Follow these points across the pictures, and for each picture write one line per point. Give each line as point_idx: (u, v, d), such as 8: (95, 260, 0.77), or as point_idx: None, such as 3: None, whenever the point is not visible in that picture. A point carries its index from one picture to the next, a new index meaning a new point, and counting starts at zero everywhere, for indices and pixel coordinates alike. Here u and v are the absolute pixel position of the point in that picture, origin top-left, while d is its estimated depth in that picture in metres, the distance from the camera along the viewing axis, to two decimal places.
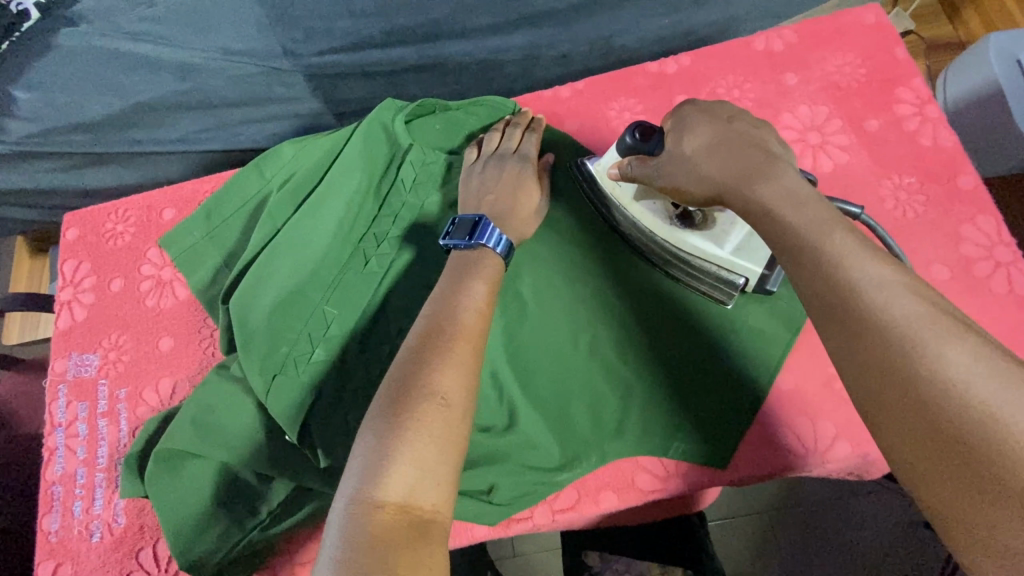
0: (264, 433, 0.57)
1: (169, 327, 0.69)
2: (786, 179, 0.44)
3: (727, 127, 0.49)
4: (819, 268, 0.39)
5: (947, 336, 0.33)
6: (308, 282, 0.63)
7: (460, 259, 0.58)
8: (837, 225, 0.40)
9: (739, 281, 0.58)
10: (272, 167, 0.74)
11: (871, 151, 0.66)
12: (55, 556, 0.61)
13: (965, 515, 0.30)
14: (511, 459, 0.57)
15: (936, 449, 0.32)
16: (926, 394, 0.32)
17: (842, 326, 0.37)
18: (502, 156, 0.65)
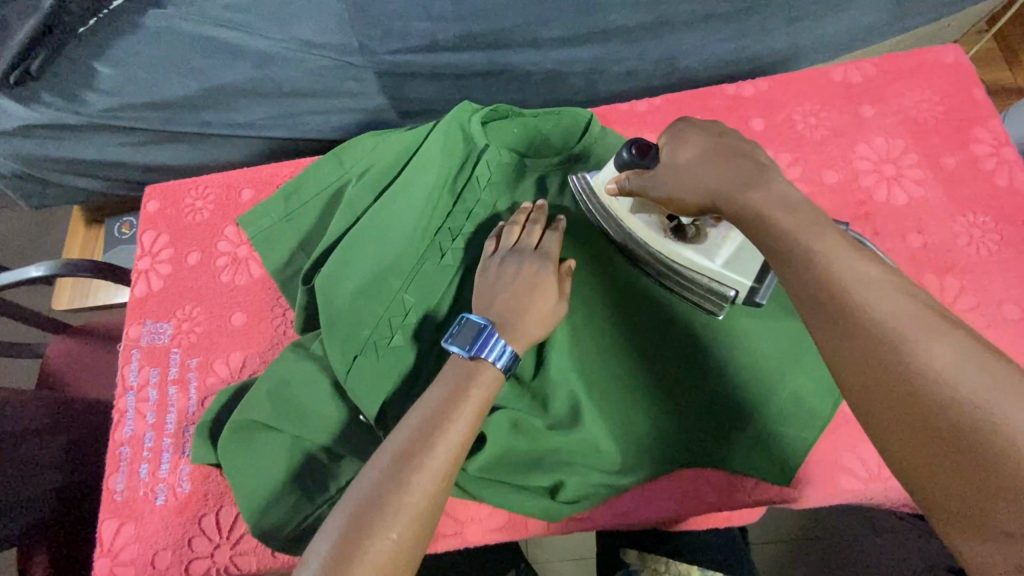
0: (338, 413, 0.59)
1: (243, 303, 0.71)
2: (774, 185, 0.45)
3: (718, 139, 0.49)
4: (809, 265, 0.40)
5: (934, 331, 0.35)
6: (388, 270, 0.65)
7: (458, 382, 0.53)
8: (826, 225, 0.42)
9: (728, 293, 0.58)
10: (350, 157, 0.76)
11: (947, 188, 0.66)
12: (119, 515, 0.63)
13: (955, 501, 0.32)
14: (569, 456, 0.58)
15: (927, 437, 0.33)
16: (916, 384, 0.34)
17: (833, 320, 0.38)
18: (521, 253, 0.62)
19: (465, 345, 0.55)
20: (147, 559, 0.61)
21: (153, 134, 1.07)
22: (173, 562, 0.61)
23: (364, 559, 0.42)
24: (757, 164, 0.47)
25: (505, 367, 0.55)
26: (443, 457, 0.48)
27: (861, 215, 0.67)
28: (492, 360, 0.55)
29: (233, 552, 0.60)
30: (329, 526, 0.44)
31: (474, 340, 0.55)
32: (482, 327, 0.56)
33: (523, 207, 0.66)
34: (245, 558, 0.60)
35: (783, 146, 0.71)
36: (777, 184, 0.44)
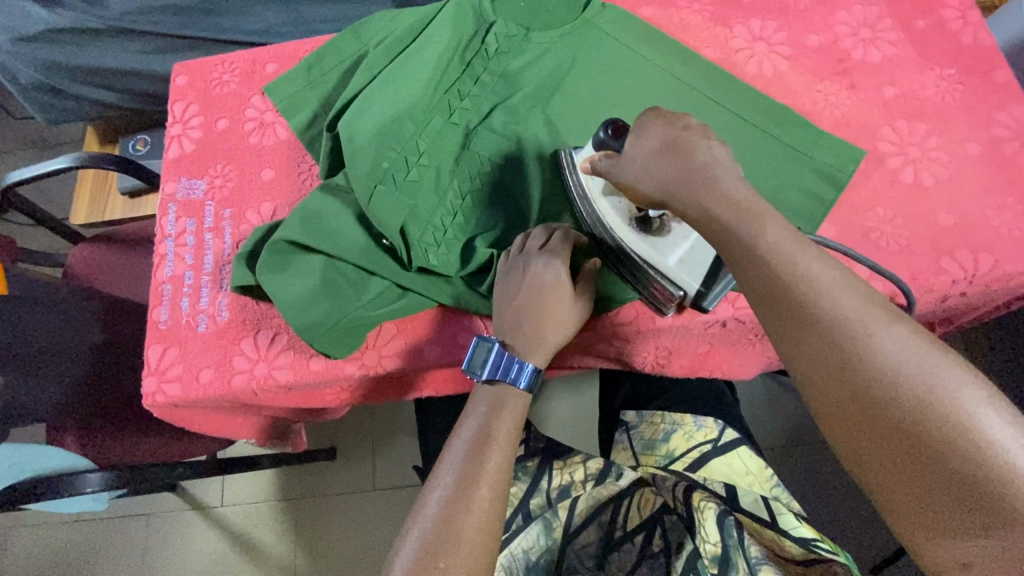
0: (365, 237, 0.65)
1: (271, 162, 0.76)
2: (722, 185, 0.48)
3: (679, 132, 0.50)
4: (776, 274, 0.45)
5: (884, 329, 0.43)
6: (402, 117, 0.70)
7: (497, 393, 0.63)
8: (780, 227, 0.47)
9: (676, 292, 0.61)
10: (368, 32, 0.81)
11: (917, 46, 0.73)
12: (164, 341, 0.69)
13: (908, 498, 0.40)
14: None
15: (882, 436, 0.41)
16: (870, 382, 0.42)
17: (797, 324, 0.45)
18: (529, 259, 0.63)
19: (481, 369, 0.63)
20: (192, 375, 0.67)
21: (170, 42, 1.11)
22: (215, 377, 0.67)
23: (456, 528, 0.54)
24: (708, 152, 0.49)
25: (527, 387, 0.64)
26: (507, 443, 0.60)
27: (840, 71, 0.73)
28: (516, 382, 0.63)
29: (270, 366, 0.66)
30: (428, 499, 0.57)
31: (489, 362, 0.63)
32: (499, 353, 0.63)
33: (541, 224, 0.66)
34: (281, 371, 0.66)
35: (769, 15, 0.77)
36: (729, 183, 0.48)
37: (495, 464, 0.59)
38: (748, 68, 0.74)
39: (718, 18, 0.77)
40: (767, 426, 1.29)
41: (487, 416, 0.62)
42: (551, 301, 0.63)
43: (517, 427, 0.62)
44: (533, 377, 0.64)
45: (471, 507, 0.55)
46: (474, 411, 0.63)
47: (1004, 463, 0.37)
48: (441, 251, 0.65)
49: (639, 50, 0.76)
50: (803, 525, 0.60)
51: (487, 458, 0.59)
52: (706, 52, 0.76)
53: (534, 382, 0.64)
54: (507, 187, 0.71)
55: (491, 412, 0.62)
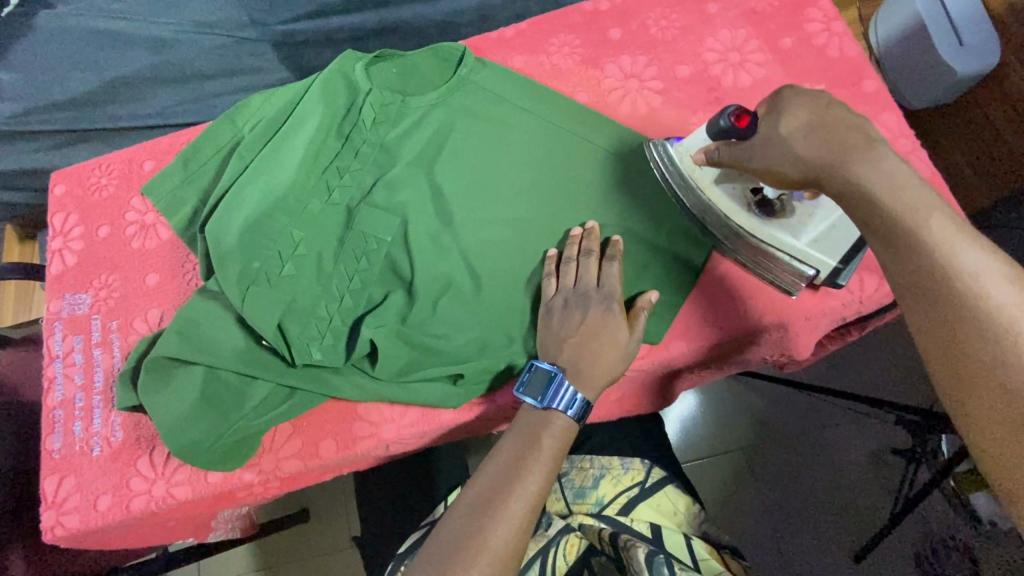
0: (244, 340, 0.63)
1: (155, 265, 0.75)
2: (886, 163, 0.45)
3: (824, 111, 0.49)
4: (917, 250, 0.43)
5: None
6: (274, 207, 0.68)
7: (535, 424, 0.62)
8: (935, 209, 0.43)
9: (810, 272, 0.64)
10: (243, 116, 0.79)
11: (786, 65, 0.73)
12: (59, 471, 0.66)
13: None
14: (452, 356, 0.65)
15: (1012, 431, 0.38)
16: (1011, 371, 0.38)
17: (933, 305, 0.42)
18: (586, 293, 0.66)
19: (537, 394, 0.63)
20: (89, 504, 0.65)
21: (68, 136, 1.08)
22: (114, 503, 0.64)
23: (474, 557, 0.53)
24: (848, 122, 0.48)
25: (574, 416, 0.63)
26: (536, 481, 0.58)
27: (712, 101, 0.73)
28: (565, 410, 0.62)
29: (169, 485, 0.64)
30: (450, 520, 0.56)
31: (546, 390, 0.62)
32: (553, 376, 0.63)
33: (573, 236, 0.69)
34: (180, 488, 0.64)
35: (640, 50, 0.76)
36: (886, 155, 0.45)
37: (522, 498, 0.57)
38: (622, 108, 0.75)
39: (589, 59, 0.77)
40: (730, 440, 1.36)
41: (522, 447, 0.61)
42: (608, 335, 0.64)
43: (562, 449, 0.62)
44: (581, 410, 0.63)
45: (501, 530, 0.55)
46: (508, 440, 0.62)
47: None
48: (328, 344, 0.64)
49: (514, 103, 0.75)
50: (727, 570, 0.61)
51: (524, 478, 0.58)
52: (582, 98, 0.76)
53: (584, 413, 0.63)
54: (394, 263, 0.69)
55: (525, 443, 0.61)
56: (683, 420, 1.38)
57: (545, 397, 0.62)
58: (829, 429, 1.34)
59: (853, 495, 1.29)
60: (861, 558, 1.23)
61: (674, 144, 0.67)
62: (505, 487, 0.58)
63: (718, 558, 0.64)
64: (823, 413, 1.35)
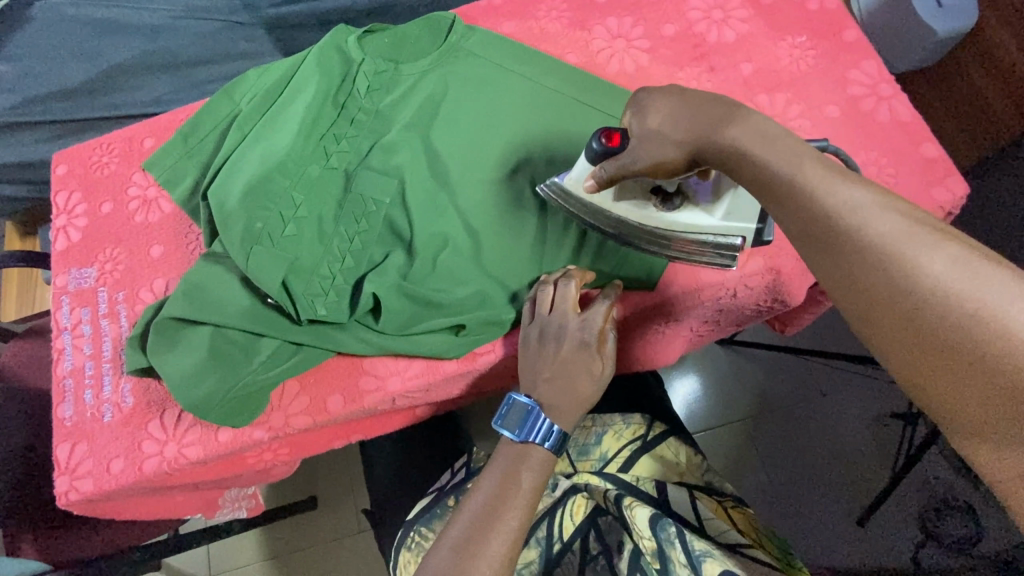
0: (249, 299, 0.64)
1: (159, 237, 0.76)
2: (753, 122, 0.49)
3: (682, 96, 0.52)
4: (803, 203, 0.45)
5: (930, 245, 0.40)
6: (274, 171, 0.69)
7: (516, 457, 0.63)
8: (808, 159, 0.46)
9: (737, 241, 0.61)
10: (240, 91, 0.81)
11: (767, 19, 0.75)
12: (71, 438, 0.67)
13: (968, 413, 0.38)
14: (452, 308, 0.67)
15: (934, 358, 0.39)
16: (916, 298, 0.39)
17: (826, 250, 0.44)
18: (562, 327, 0.65)
19: (515, 428, 0.64)
20: (102, 467, 0.66)
21: (64, 126, 1.06)
22: (127, 465, 0.66)
23: None
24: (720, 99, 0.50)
25: (551, 448, 0.64)
26: (518, 514, 0.59)
27: (698, 56, 0.75)
28: (541, 442, 0.63)
29: (181, 445, 0.66)
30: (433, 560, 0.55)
31: (524, 425, 0.64)
32: (530, 413, 0.64)
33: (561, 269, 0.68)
34: (191, 448, 0.66)
35: (625, 12, 0.78)
36: (756, 118, 0.48)
37: (504, 533, 0.57)
38: (610, 67, 0.77)
39: (576, 22, 0.79)
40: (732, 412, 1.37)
41: (503, 479, 0.61)
42: (582, 371, 0.65)
43: (542, 483, 0.62)
44: (558, 441, 0.64)
45: (484, 566, 0.54)
46: (490, 473, 0.62)
47: None
48: (332, 300, 0.65)
49: (505, 66, 0.77)
50: (731, 529, 0.62)
51: (503, 515, 0.58)
52: (571, 59, 0.77)
53: (562, 444, 0.65)
54: (393, 223, 0.70)
55: (506, 476, 0.61)
56: (686, 397, 1.39)
57: (524, 433, 0.63)
58: (829, 395, 1.35)
59: (854, 458, 1.31)
60: (864, 521, 1.24)
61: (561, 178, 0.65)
62: (487, 521, 0.58)
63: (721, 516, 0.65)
64: (822, 380, 1.37)
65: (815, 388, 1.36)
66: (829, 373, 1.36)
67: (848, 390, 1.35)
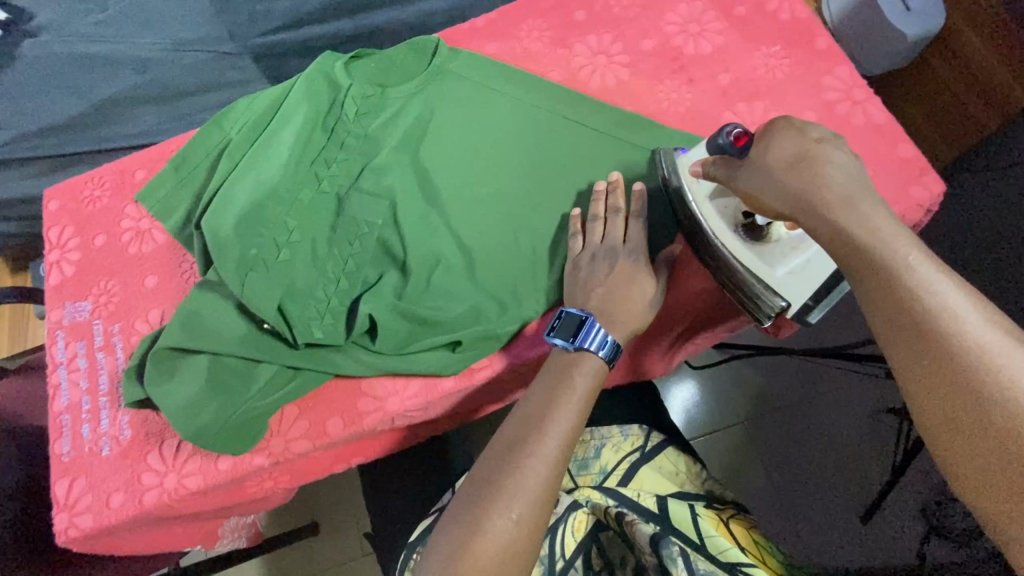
0: (246, 326, 0.65)
1: (153, 268, 0.77)
2: (862, 201, 0.49)
3: (810, 146, 0.53)
4: (891, 277, 0.45)
5: (1014, 351, 0.40)
6: (267, 198, 0.70)
7: (548, 392, 0.62)
8: (911, 244, 0.46)
9: (779, 302, 0.63)
10: (231, 120, 0.82)
11: (741, 31, 0.77)
12: (70, 473, 0.67)
13: (1000, 498, 0.38)
14: (447, 326, 0.67)
15: (982, 447, 0.39)
16: (984, 391, 0.40)
17: (903, 327, 0.44)
18: (613, 249, 0.69)
19: (568, 335, 0.65)
20: (101, 503, 0.65)
21: (54, 162, 1.08)
22: (126, 499, 0.65)
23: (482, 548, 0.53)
24: (830, 164, 0.51)
25: (607, 356, 0.65)
26: (550, 454, 0.58)
27: (677, 69, 0.77)
28: (596, 350, 0.64)
29: (181, 476, 0.66)
30: (458, 509, 0.56)
31: (578, 330, 0.64)
32: (582, 319, 0.65)
33: (599, 189, 0.71)
34: (191, 478, 0.65)
35: (604, 29, 0.80)
36: (867, 200, 0.48)
37: (530, 481, 0.56)
38: (593, 83, 0.78)
39: (557, 41, 0.81)
40: (731, 414, 1.38)
41: (530, 420, 0.60)
42: (638, 291, 0.67)
43: (595, 388, 0.63)
44: (613, 350, 0.65)
45: (513, 510, 0.55)
46: (517, 412, 0.62)
47: None
48: (329, 323, 0.66)
49: (489, 86, 0.79)
50: (733, 547, 0.59)
51: (551, 437, 0.59)
52: (553, 77, 0.79)
53: (613, 355, 0.65)
54: (387, 243, 0.71)
55: (537, 418, 0.60)
56: (685, 402, 1.39)
57: (577, 336, 0.64)
58: (826, 394, 1.37)
59: (854, 455, 1.31)
60: (868, 518, 1.25)
61: (681, 154, 0.69)
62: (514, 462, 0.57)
63: (723, 534, 0.63)
64: (817, 378, 1.38)
65: (811, 387, 1.37)
66: (825, 371, 1.38)
67: (843, 387, 1.36)
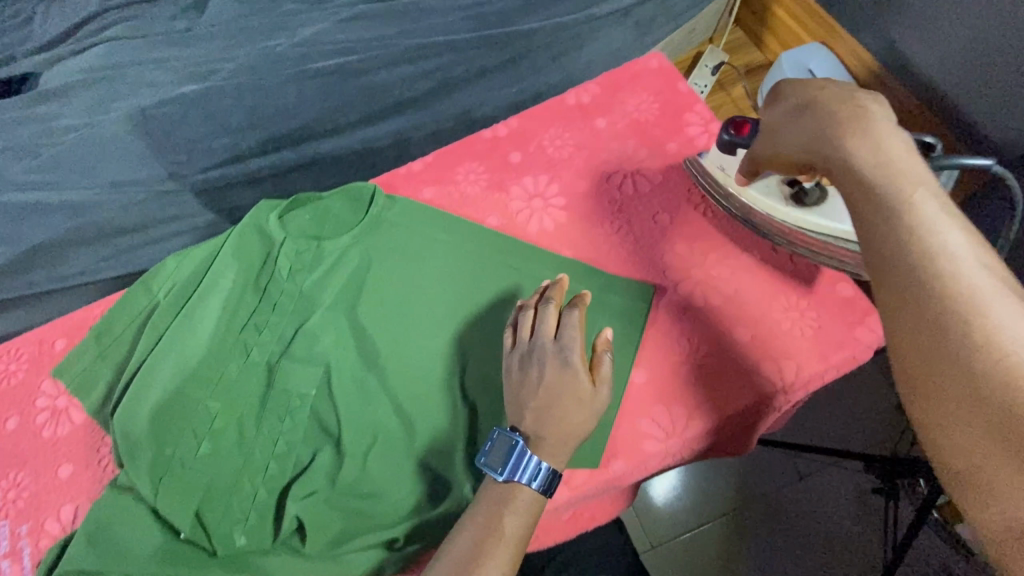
0: (161, 536, 0.60)
1: (68, 454, 0.71)
2: (873, 140, 0.46)
3: (826, 96, 0.52)
4: (889, 208, 0.41)
5: (1014, 301, 0.35)
6: (189, 382, 0.67)
7: (475, 541, 0.55)
8: (920, 184, 0.42)
9: (854, 246, 0.67)
10: (159, 280, 0.78)
11: (674, 169, 0.80)
12: None
13: (978, 459, 0.33)
14: (384, 517, 0.63)
15: (965, 400, 0.34)
16: (973, 330, 0.35)
17: (894, 258, 0.40)
18: (542, 350, 0.63)
19: (499, 466, 0.59)
20: None
21: None
22: None
23: None
24: (869, 110, 0.48)
25: (541, 488, 0.58)
26: None
27: (614, 210, 0.78)
28: (527, 482, 0.58)
29: None
30: None
31: (506, 464, 0.58)
32: (514, 446, 0.59)
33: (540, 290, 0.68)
34: None
35: (541, 170, 0.82)
36: (877, 138, 0.46)
37: None
38: (531, 226, 0.79)
39: (495, 184, 0.82)
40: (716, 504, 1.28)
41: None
42: (571, 392, 0.61)
43: (528, 529, 0.57)
44: (549, 478, 0.59)
45: None
46: (443, 566, 0.54)
47: None
48: (253, 526, 0.61)
49: (430, 235, 0.78)
50: None
51: (485, 564, 0.54)
52: (493, 221, 0.80)
53: (551, 484, 0.59)
54: (320, 419, 0.67)
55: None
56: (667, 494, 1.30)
57: (506, 472, 0.58)
58: (810, 475, 1.29)
59: (847, 543, 1.23)
60: None
61: (704, 158, 0.75)
62: None
63: None
64: (801, 459, 1.30)
65: (795, 469, 1.29)
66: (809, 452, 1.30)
67: (828, 468, 1.29)
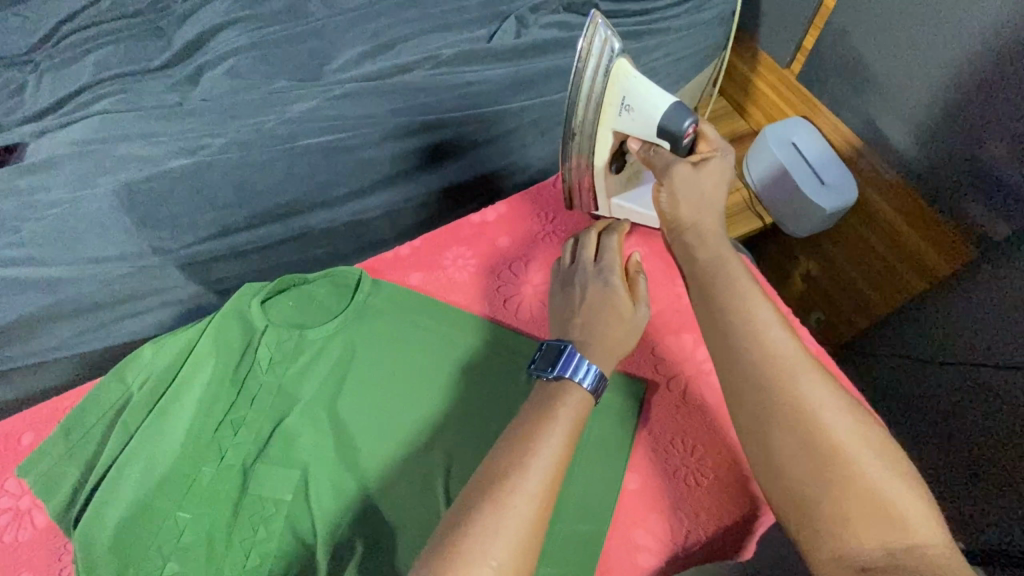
0: None
1: (28, 562, 0.67)
2: (718, 240, 0.65)
3: (702, 184, 0.67)
4: (734, 301, 0.59)
5: (815, 375, 0.54)
6: (156, 492, 0.64)
7: (514, 463, 0.51)
8: (750, 283, 0.61)
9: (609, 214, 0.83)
10: (133, 370, 0.74)
11: (659, 258, 0.81)
12: None
13: (809, 494, 0.49)
14: None
15: (796, 449, 0.51)
16: (791, 399, 0.52)
17: (738, 342, 0.57)
18: (589, 269, 0.70)
19: (549, 367, 0.61)
20: None
21: None
22: None
23: None
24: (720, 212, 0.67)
25: (591, 388, 0.59)
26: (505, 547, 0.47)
27: None
28: (578, 379, 0.59)
29: None
30: None
31: (555, 362, 0.61)
32: (562, 348, 0.63)
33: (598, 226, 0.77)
34: None
35: (528, 256, 0.82)
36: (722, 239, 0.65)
37: None
38: (520, 315, 0.78)
39: (484, 270, 0.81)
40: None
41: (483, 515, 0.48)
42: (616, 306, 0.67)
43: (574, 431, 0.56)
44: (597, 381, 0.60)
45: None
46: (477, 495, 0.50)
47: (886, 507, 0.47)
48: None
49: (417, 325, 0.76)
50: None
51: (515, 498, 0.49)
52: (480, 309, 0.79)
53: (601, 386, 0.60)
54: (296, 533, 0.64)
55: (498, 499, 0.49)
56: None
57: (556, 365, 0.60)
58: None
59: None
60: None
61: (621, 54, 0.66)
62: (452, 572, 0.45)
63: None
64: None
65: None
66: None
67: None
